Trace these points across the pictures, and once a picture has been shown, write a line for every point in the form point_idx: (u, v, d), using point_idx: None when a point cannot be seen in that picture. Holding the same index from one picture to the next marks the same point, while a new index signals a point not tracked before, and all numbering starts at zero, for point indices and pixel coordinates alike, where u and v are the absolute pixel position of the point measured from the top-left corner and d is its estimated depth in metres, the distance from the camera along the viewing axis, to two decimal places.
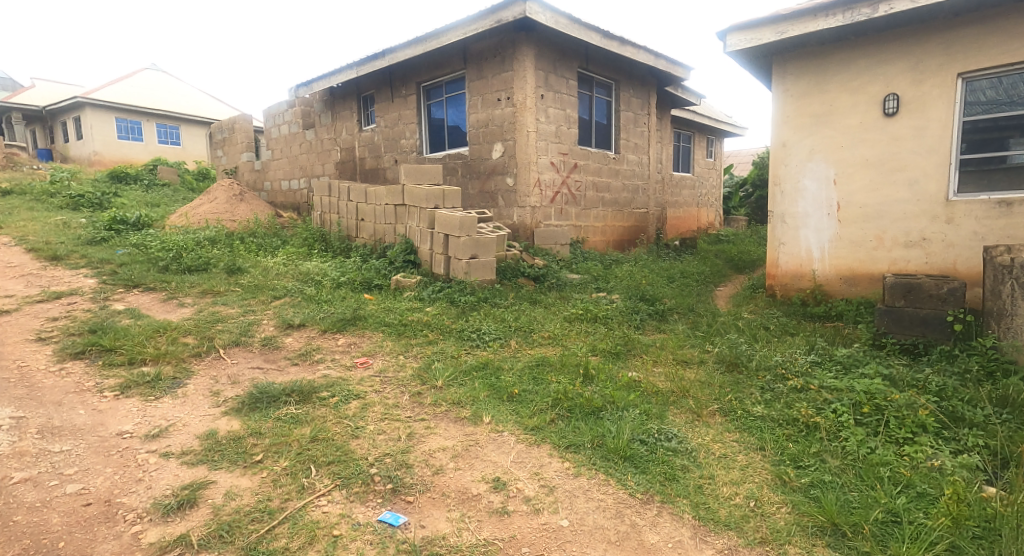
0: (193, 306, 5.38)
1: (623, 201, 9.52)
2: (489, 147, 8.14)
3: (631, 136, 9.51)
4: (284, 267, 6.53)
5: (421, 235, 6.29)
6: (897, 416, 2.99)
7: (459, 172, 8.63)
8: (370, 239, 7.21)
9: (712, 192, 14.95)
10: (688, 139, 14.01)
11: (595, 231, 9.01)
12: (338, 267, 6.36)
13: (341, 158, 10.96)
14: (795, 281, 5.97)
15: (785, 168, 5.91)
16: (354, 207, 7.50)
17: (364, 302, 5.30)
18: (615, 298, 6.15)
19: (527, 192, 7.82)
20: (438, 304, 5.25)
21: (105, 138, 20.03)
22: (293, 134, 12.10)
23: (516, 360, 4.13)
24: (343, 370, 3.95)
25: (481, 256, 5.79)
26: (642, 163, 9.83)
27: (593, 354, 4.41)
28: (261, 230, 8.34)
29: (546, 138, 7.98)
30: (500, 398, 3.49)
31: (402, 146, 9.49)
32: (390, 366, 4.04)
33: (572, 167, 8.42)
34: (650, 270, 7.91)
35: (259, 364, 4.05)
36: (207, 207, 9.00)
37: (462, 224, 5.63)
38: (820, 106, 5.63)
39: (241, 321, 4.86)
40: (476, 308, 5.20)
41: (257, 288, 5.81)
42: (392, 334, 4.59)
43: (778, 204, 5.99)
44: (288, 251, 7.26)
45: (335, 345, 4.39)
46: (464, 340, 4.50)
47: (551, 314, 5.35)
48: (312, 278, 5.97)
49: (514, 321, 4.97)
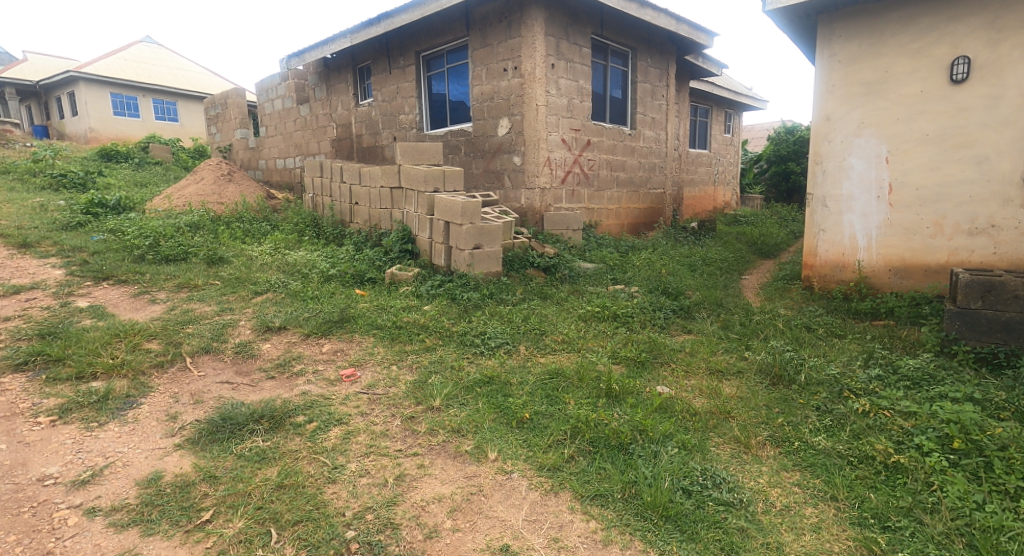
0: (166, 303, 4.83)
1: (639, 181, 8.86)
2: (494, 123, 7.47)
3: (649, 110, 8.80)
4: (270, 257, 5.96)
5: (420, 222, 5.68)
6: (1003, 457, 2.40)
7: (462, 150, 7.98)
8: (365, 225, 6.62)
9: (729, 169, 14.20)
10: (705, 114, 13.20)
11: (610, 215, 8.39)
12: (330, 257, 5.79)
13: (338, 135, 10.30)
14: (837, 272, 5.38)
15: (828, 144, 5.27)
16: (347, 189, 6.89)
17: (355, 299, 4.73)
18: (634, 291, 5.56)
19: (536, 172, 7.17)
20: (438, 302, 4.68)
21: (100, 114, 19.35)
22: (287, 110, 11.43)
23: (526, 373, 3.57)
24: (326, 387, 3.41)
25: (485, 246, 5.20)
26: (659, 139, 9.14)
27: (614, 362, 3.87)
28: (251, 214, 7.76)
29: (557, 112, 7.29)
30: (508, 426, 2.95)
31: (400, 121, 8.82)
32: (381, 381, 3.49)
33: (585, 144, 7.75)
34: (670, 257, 7.30)
35: (229, 378, 3.50)
36: (193, 189, 8.40)
37: (464, 211, 5.02)
38: (872, 73, 4.94)
39: (216, 322, 4.31)
40: (481, 306, 4.63)
41: (239, 281, 5.26)
42: (384, 339, 4.04)
43: (819, 186, 5.38)
44: (277, 237, 6.70)
45: (318, 353, 3.84)
46: (466, 347, 3.95)
47: (563, 313, 4.79)
48: (300, 270, 5.40)
49: (523, 323, 4.40)
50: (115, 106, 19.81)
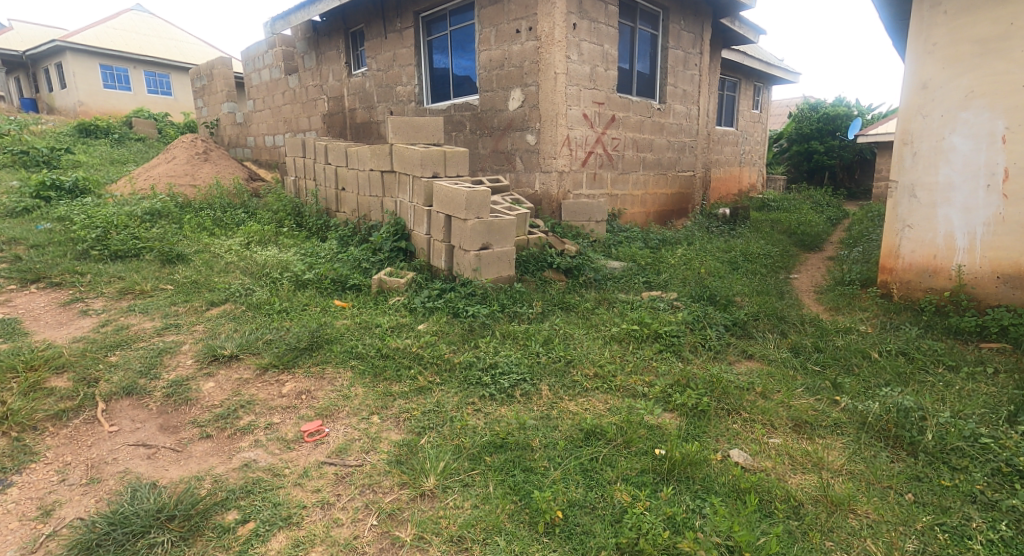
0: (100, 316, 3.87)
1: (668, 163, 7.82)
2: (505, 95, 6.42)
3: (680, 82, 7.71)
4: (238, 254, 5.00)
5: (415, 215, 4.70)
6: None
7: (466, 127, 6.94)
8: (353, 215, 5.65)
9: (757, 148, 13.05)
10: (732, 88, 12.02)
11: (636, 202, 7.39)
12: (308, 256, 4.83)
13: (329, 110, 9.27)
14: (925, 278, 4.44)
15: (922, 120, 4.27)
16: (332, 172, 5.90)
17: (334, 315, 3.80)
18: (674, 301, 4.60)
19: (553, 153, 6.16)
20: (436, 319, 3.74)
21: (89, 88, 18.21)
22: (275, 81, 10.36)
23: (551, 433, 2.66)
24: (278, 454, 2.48)
25: (495, 246, 4.25)
26: (690, 115, 8.06)
27: (666, 411, 2.99)
28: (226, 200, 6.78)
29: (579, 82, 6.22)
30: (533, 531, 2.06)
31: (397, 94, 7.78)
32: (357, 443, 2.57)
33: (609, 120, 6.70)
34: (708, 253, 6.32)
35: (148, 436, 2.56)
36: (163, 168, 7.38)
37: (469, 203, 4.06)
38: (990, 28, 3.91)
39: (153, 346, 3.36)
40: (491, 325, 3.69)
41: (197, 286, 4.31)
42: (365, 375, 3.10)
43: (907, 172, 4.40)
44: (251, 228, 5.72)
45: (275, 397, 2.90)
46: (471, 389, 3.02)
47: (592, 334, 3.85)
48: (271, 272, 4.44)
49: (544, 353, 3.46)
50: (105, 78, 18.64)
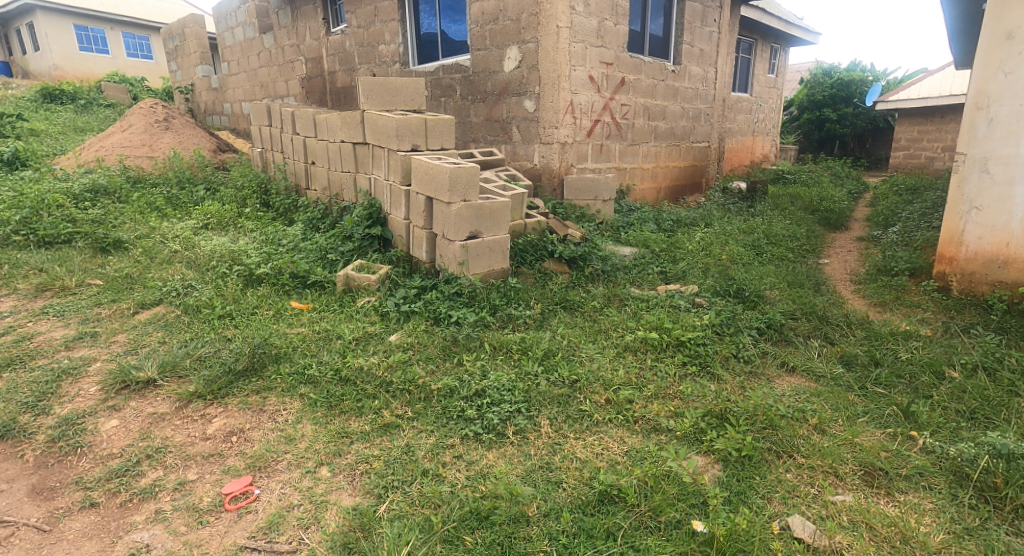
0: (3, 320, 3.17)
1: (682, 133, 7.05)
2: (499, 53, 5.59)
3: (697, 40, 6.88)
4: (188, 240, 4.29)
5: (392, 196, 3.97)
6: None
7: (456, 91, 6.14)
8: (324, 194, 4.92)
9: (771, 116, 12.18)
10: (748, 50, 11.09)
11: (645, 176, 6.64)
12: (267, 244, 4.12)
13: (308, 73, 8.40)
14: (993, 271, 3.77)
15: (1004, 80, 3.54)
16: (301, 144, 5.14)
17: (290, 321, 3.12)
18: (695, 298, 3.91)
19: (555, 121, 5.40)
20: (412, 326, 3.06)
21: (64, 50, 17.05)
22: (250, 41, 9.45)
23: (554, 497, 2.01)
24: (183, 535, 1.82)
25: (485, 234, 3.55)
26: (707, 78, 7.25)
27: (700, 455, 2.34)
28: (186, 174, 6.00)
29: (585, 38, 5.41)
30: None
31: (380, 54, 6.93)
32: (293, 515, 1.92)
33: (619, 83, 5.91)
34: (728, 236, 5.62)
35: (8, 508, 1.89)
36: (117, 138, 6.58)
37: (453, 182, 3.34)
38: None
39: (54, 366, 2.67)
40: (478, 335, 3.02)
41: (130, 282, 3.61)
42: (317, 408, 2.44)
43: (978, 143, 3.68)
44: (207, 209, 4.99)
45: (196, 440, 2.23)
46: (450, 427, 2.37)
47: (602, 345, 3.19)
48: (220, 265, 3.74)
49: (544, 372, 2.79)
50: (82, 40, 17.46)
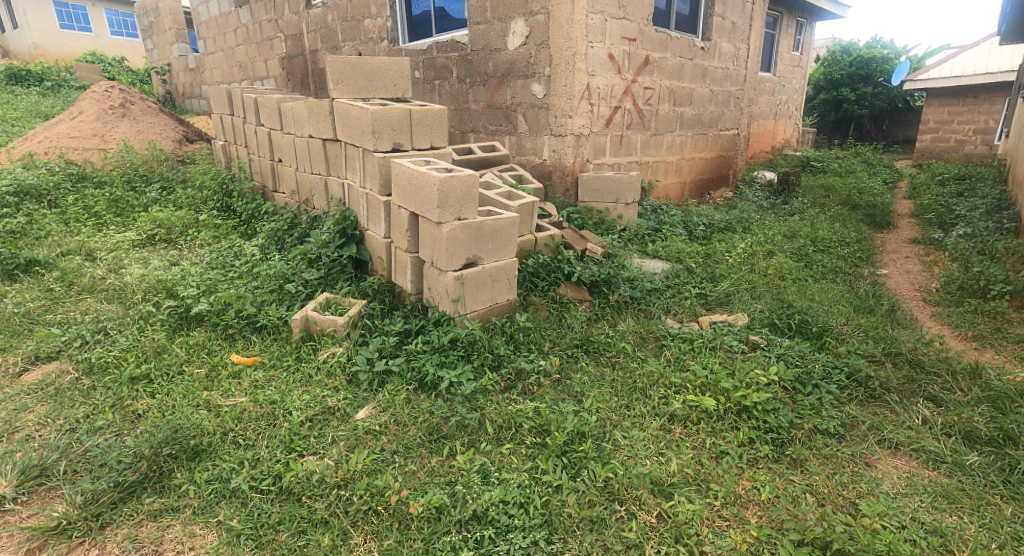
0: None
1: (709, 120, 6.18)
2: (503, 28, 4.70)
3: (728, 13, 6.00)
4: (121, 260, 3.48)
5: (368, 208, 3.16)
6: None
7: (453, 72, 5.26)
8: (293, 199, 4.10)
9: (795, 97, 11.24)
10: (774, 25, 10.12)
11: (669, 170, 5.80)
12: (216, 267, 3.31)
13: (287, 51, 7.50)
14: None
15: None
16: (266, 138, 4.30)
17: (225, 384, 2.33)
18: (749, 334, 3.10)
19: (569, 109, 4.54)
20: (388, 396, 2.27)
21: (44, 27, 15.96)
22: (225, 16, 8.52)
23: None
24: None
25: (487, 261, 2.75)
26: (738, 57, 6.36)
27: None
28: (139, 170, 5.16)
29: (605, 8, 4.51)
30: None
31: (365, 29, 6.04)
32: None
33: (642, 62, 5.03)
34: (771, 243, 4.79)
35: None
36: (63, 128, 5.73)
37: (444, 195, 2.53)
38: None
39: None
40: (476, 409, 2.23)
41: (32, 322, 2.82)
42: (241, 548, 1.66)
43: None
44: (154, 215, 4.16)
45: None
46: None
47: (640, 415, 2.39)
48: (148, 300, 2.94)
49: (568, 470, 2.00)
50: (61, 17, 16.33)
